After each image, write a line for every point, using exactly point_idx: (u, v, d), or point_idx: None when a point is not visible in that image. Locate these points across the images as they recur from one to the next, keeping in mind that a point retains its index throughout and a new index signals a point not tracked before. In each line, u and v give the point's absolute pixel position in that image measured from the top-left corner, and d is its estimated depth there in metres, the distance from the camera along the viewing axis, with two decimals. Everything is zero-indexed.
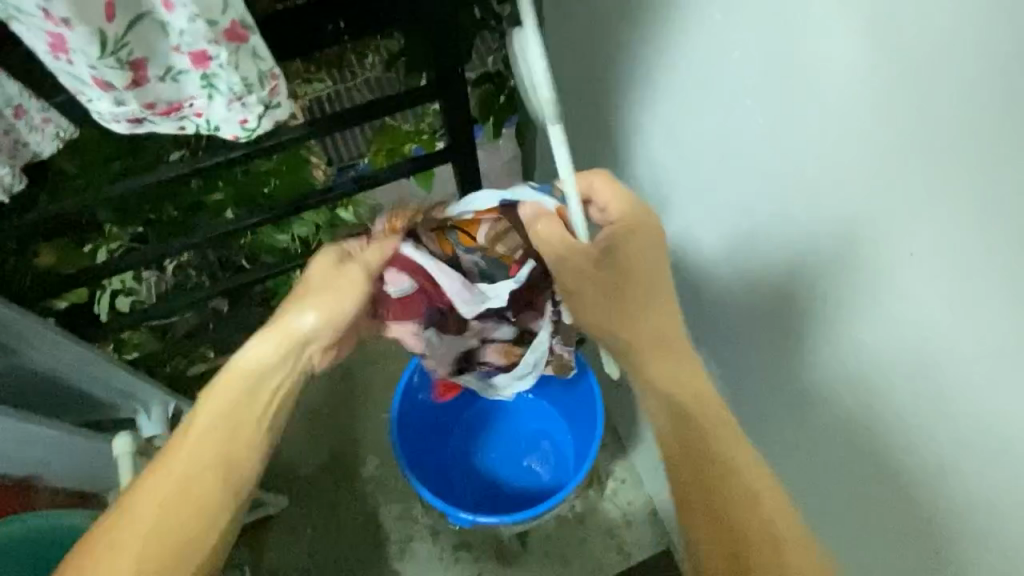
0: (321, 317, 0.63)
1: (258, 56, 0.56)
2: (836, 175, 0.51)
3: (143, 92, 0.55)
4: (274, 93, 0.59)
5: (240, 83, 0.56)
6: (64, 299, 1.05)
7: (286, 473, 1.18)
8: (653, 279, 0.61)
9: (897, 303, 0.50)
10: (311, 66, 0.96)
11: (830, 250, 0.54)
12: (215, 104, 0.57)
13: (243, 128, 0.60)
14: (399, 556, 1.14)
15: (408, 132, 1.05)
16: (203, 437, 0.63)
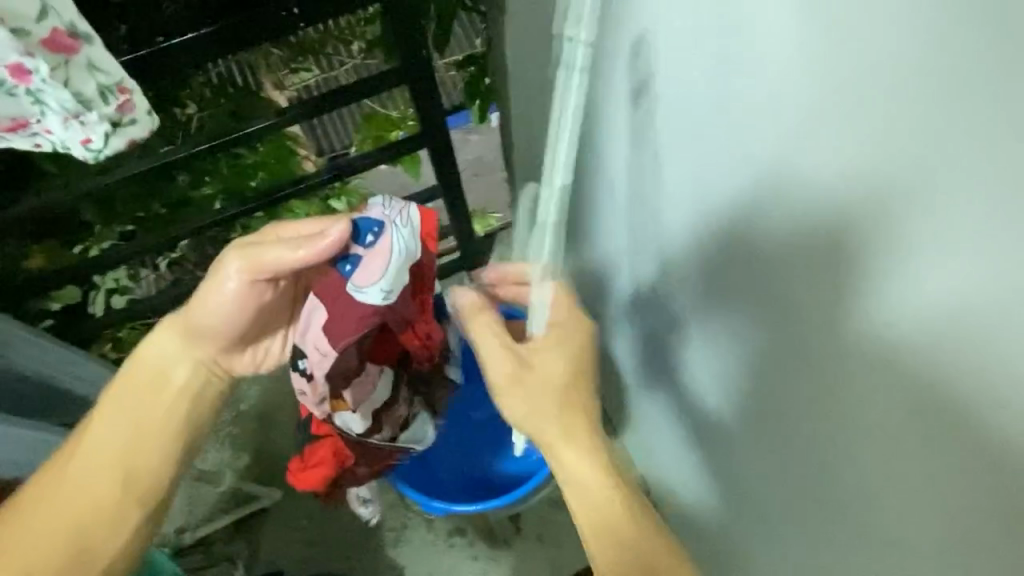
0: (232, 287, 0.65)
1: (99, 71, 0.56)
2: (821, 160, 0.47)
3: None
4: (124, 110, 0.59)
5: (73, 100, 0.55)
6: (56, 300, 1.05)
7: (279, 464, 1.19)
8: (563, 371, 0.63)
9: (877, 312, 0.47)
10: (297, 55, 0.93)
11: (816, 243, 0.51)
12: (50, 120, 0.56)
13: (88, 148, 0.58)
14: (394, 543, 1.15)
15: (394, 119, 1.03)
16: (114, 424, 0.65)
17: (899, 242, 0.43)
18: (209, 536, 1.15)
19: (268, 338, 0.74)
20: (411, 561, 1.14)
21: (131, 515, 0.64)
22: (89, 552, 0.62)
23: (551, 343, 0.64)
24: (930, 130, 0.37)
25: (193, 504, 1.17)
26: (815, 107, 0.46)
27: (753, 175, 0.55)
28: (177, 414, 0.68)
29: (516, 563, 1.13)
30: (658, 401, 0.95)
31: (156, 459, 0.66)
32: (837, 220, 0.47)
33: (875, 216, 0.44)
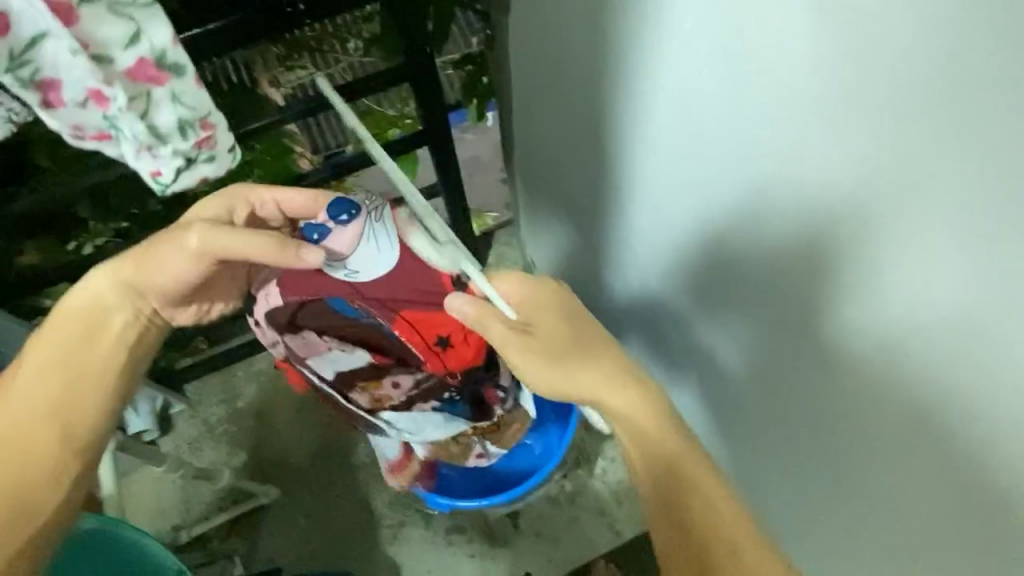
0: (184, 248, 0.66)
1: (179, 104, 0.51)
2: (838, 163, 0.52)
3: (61, 119, 0.50)
4: (200, 147, 0.55)
5: (147, 131, 0.51)
6: (51, 296, 1.05)
7: (277, 462, 1.19)
8: (563, 335, 0.66)
9: (889, 287, 0.52)
10: (292, 52, 0.91)
11: (814, 238, 0.57)
12: (124, 148, 0.53)
13: (157, 178, 0.55)
14: (391, 540, 1.15)
15: (391, 118, 1.00)
16: (43, 369, 0.65)
17: (897, 238, 0.50)
18: (207, 533, 1.14)
19: (217, 297, 0.76)
20: (408, 559, 1.14)
21: (71, 451, 0.65)
22: (32, 484, 0.63)
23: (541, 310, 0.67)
24: (949, 141, 0.43)
25: (189, 502, 1.16)
26: (834, 108, 0.50)
27: (761, 178, 0.60)
28: (117, 354, 0.69)
29: (514, 560, 1.13)
30: None
31: (97, 395, 0.67)
32: (846, 216, 0.53)
33: (882, 214, 0.50)
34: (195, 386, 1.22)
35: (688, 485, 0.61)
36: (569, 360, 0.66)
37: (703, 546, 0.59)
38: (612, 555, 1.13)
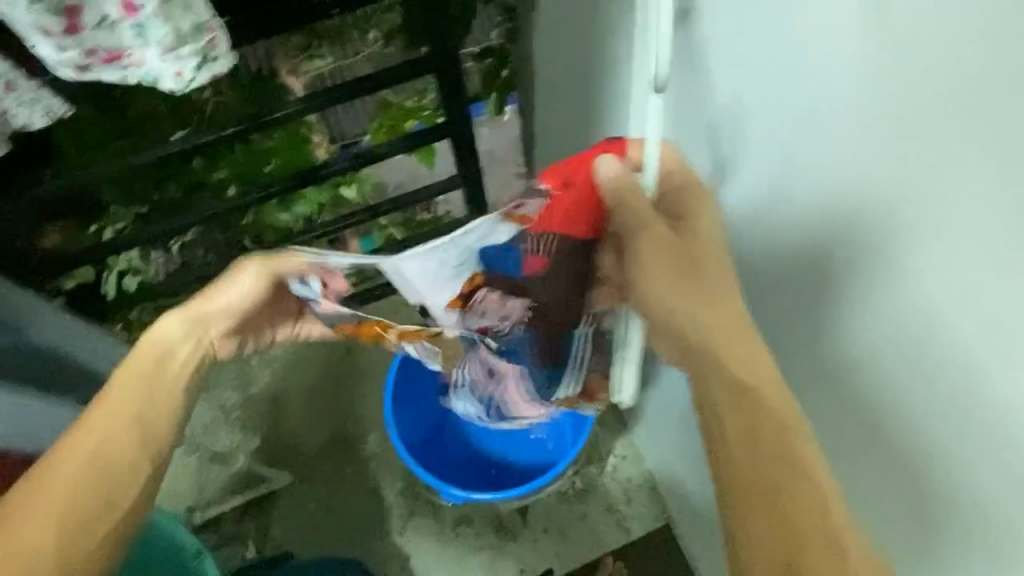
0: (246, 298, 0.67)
1: (193, 6, 0.50)
2: (854, 150, 0.50)
3: (80, 41, 0.50)
4: (215, 48, 0.52)
5: (172, 31, 0.50)
6: (71, 278, 1.07)
7: (290, 449, 1.20)
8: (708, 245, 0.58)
9: (899, 287, 0.52)
10: (312, 41, 0.92)
11: (824, 227, 0.56)
12: (148, 56, 0.51)
13: (180, 84, 0.52)
14: (401, 530, 1.16)
15: (409, 109, 1.03)
16: (114, 408, 0.62)
17: (907, 233, 0.49)
18: (219, 516, 1.16)
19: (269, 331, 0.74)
20: (417, 549, 1.15)
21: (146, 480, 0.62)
22: (100, 514, 0.59)
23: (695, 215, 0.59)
24: (964, 144, 0.42)
25: (203, 485, 1.18)
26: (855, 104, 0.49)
27: (775, 164, 0.59)
28: (182, 382, 0.66)
29: (522, 554, 1.14)
30: (675, 400, 0.95)
31: (170, 424, 0.64)
32: (857, 205, 0.52)
33: (892, 206, 0.49)
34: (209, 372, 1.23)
35: (811, 474, 0.53)
36: (711, 275, 0.58)
37: (793, 522, 0.52)
38: (621, 553, 1.14)
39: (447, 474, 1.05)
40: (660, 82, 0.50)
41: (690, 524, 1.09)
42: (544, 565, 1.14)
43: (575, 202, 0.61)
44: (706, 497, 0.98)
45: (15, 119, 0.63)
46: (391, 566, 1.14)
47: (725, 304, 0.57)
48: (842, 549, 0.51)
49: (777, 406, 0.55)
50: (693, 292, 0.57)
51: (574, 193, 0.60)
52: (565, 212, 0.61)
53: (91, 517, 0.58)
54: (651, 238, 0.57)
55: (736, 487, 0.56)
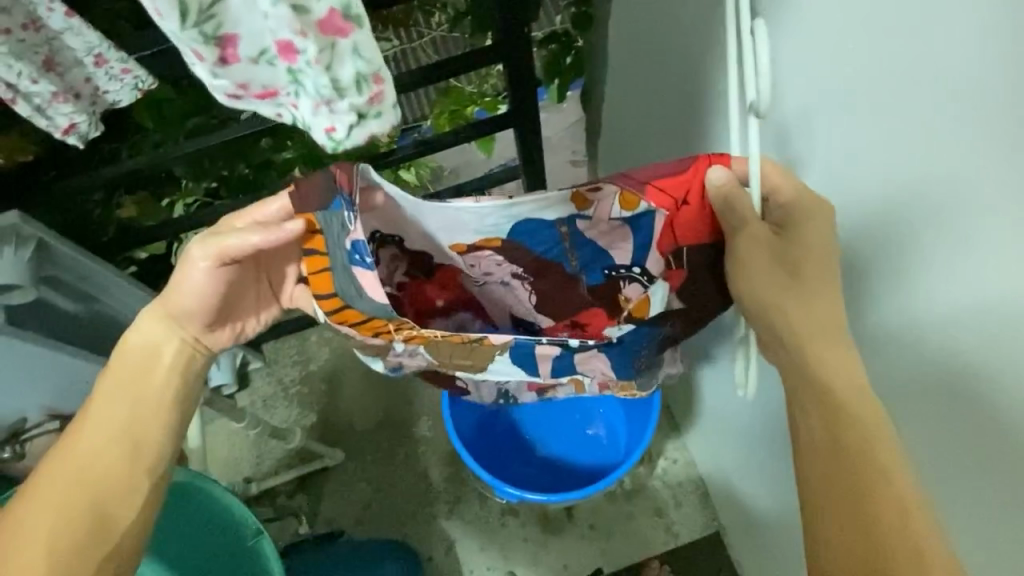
0: (206, 282, 0.65)
1: (360, 55, 0.43)
2: (919, 153, 0.49)
3: (234, 72, 0.44)
4: (372, 102, 0.45)
5: (329, 84, 0.43)
6: (144, 250, 1.11)
7: (344, 428, 1.23)
8: (818, 245, 0.57)
9: (987, 309, 0.48)
10: (379, 25, 0.92)
11: (878, 217, 0.55)
12: (302, 105, 0.45)
13: (328, 143, 0.46)
14: (447, 514, 1.17)
15: (471, 95, 1.02)
16: (100, 417, 0.62)
17: (953, 230, 0.49)
18: (274, 488, 1.20)
19: (249, 313, 0.72)
20: (463, 535, 1.16)
21: (145, 490, 0.62)
22: (97, 524, 0.59)
23: (803, 216, 0.57)
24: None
25: (261, 456, 1.22)
26: (949, 109, 0.45)
27: (832, 156, 0.57)
28: (167, 388, 0.66)
29: (567, 550, 1.14)
30: (730, 407, 0.92)
31: (160, 435, 0.64)
32: (915, 204, 0.51)
33: (949, 208, 0.48)
34: (270, 347, 1.26)
35: (880, 469, 0.53)
36: (809, 273, 0.57)
37: (867, 518, 0.52)
38: (666, 557, 1.13)
39: (503, 471, 1.06)
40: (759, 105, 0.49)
41: (739, 532, 1.07)
42: (588, 562, 1.13)
43: (694, 216, 0.62)
44: (758, 506, 0.96)
45: (108, 94, 0.66)
46: (436, 550, 1.16)
47: (823, 303, 0.57)
48: (918, 549, 0.50)
49: (857, 403, 0.55)
50: (782, 283, 0.58)
51: (692, 208, 0.61)
52: (681, 223, 0.62)
53: (90, 530, 0.58)
54: (750, 237, 0.57)
55: (807, 485, 0.56)
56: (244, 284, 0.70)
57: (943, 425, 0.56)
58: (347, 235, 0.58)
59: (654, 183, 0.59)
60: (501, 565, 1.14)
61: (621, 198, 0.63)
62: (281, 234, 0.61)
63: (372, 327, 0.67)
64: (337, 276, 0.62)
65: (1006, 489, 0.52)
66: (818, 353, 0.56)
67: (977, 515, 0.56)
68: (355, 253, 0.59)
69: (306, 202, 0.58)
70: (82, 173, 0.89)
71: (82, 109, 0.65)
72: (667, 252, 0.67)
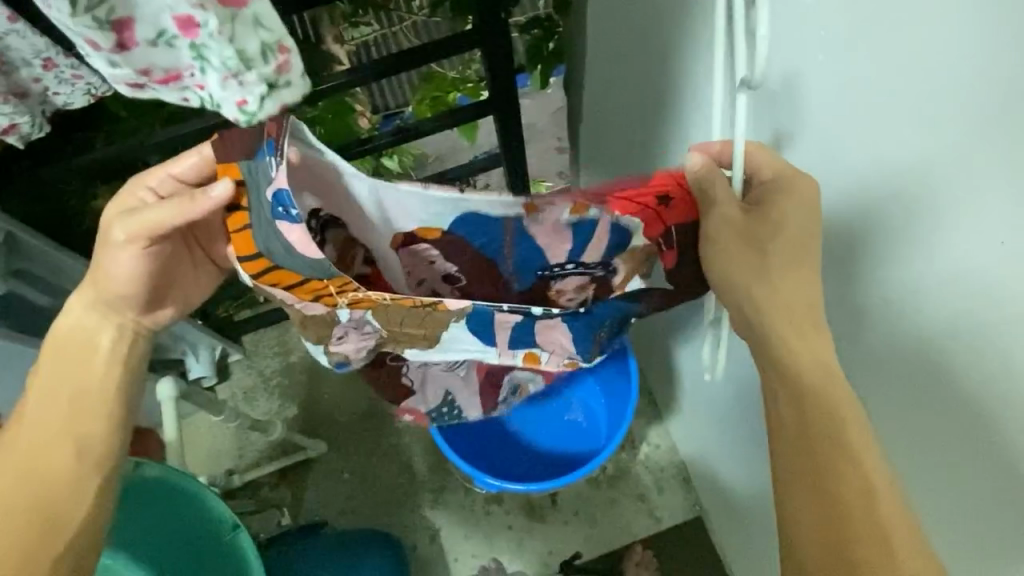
0: (134, 262, 0.63)
1: (263, 25, 0.42)
2: (892, 144, 0.49)
3: (134, 59, 0.42)
4: (283, 71, 0.44)
5: (235, 57, 0.41)
6: None
7: (327, 419, 1.22)
8: (796, 234, 0.56)
9: (954, 299, 0.49)
10: (359, 10, 0.89)
11: (854, 206, 0.56)
12: (209, 78, 0.43)
13: (243, 113, 0.44)
14: (431, 503, 1.17)
15: (453, 80, 1.01)
16: (39, 415, 0.62)
17: (921, 216, 0.50)
18: (257, 480, 1.19)
19: (179, 286, 0.71)
20: (448, 523, 1.16)
21: (94, 486, 0.61)
22: (46, 524, 0.58)
23: (774, 190, 0.57)
24: (997, 144, 0.41)
25: (242, 449, 1.21)
26: (925, 104, 0.45)
27: (810, 147, 0.58)
28: (111, 378, 0.65)
29: (550, 536, 1.15)
30: (712, 393, 0.93)
31: (104, 428, 0.63)
32: (888, 190, 0.51)
33: (921, 194, 0.49)
34: (251, 339, 1.25)
35: (847, 459, 0.53)
36: (788, 259, 0.56)
37: (836, 506, 0.52)
38: (649, 542, 1.14)
39: (485, 461, 1.06)
40: (750, 78, 0.50)
41: (720, 515, 1.08)
42: (570, 547, 1.14)
43: (682, 212, 0.62)
44: (738, 489, 0.97)
45: (58, 97, 0.64)
46: (420, 539, 1.16)
47: (802, 292, 0.57)
48: (885, 535, 0.51)
49: (831, 392, 0.55)
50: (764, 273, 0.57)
51: (680, 205, 0.61)
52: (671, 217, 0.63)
53: (38, 530, 0.57)
54: (731, 219, 0.58)
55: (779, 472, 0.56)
56: (172, 258, 0.68)
57: (918, 411, 0.57)
58: (268, 185, 0.56)
59: (615, 194, 0.63)
60: (485, 552, 1.15)
61: (573, 206, 0.67)
62: (207, 202, 0.58)
63: (312, 289, 0.66)
64: (258, 233, 0.60)
65: (977, 473, 0.52)
66: (796, 343, 0.56)
67: (950, 499, 0.57)
68: (277, 205, 0.57)
69: (228, 153, 0.56)
70: (53, 164, 0.86)
71: (26, 111, 0.63)
72: (658, 236, 0.65)
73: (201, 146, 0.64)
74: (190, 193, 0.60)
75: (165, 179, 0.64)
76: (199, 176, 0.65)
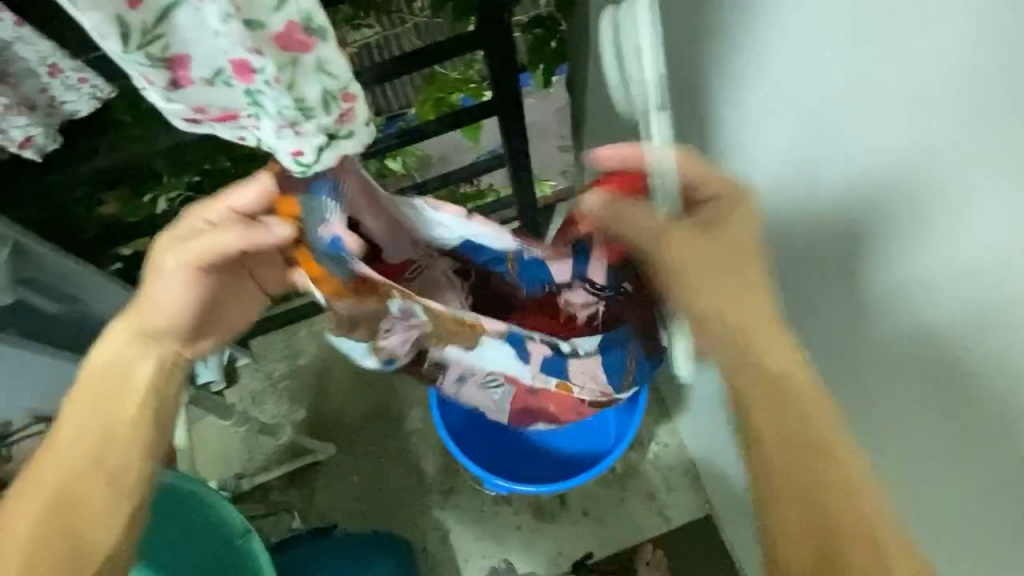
0: (183, 293, 0.62)
1: (326, 73, 0.42)
2: (896, 140, 0.48)
3: (190, 96, 0.44)
4: (343, 119, 0.46)
5: (295, 105, 0.43)
6: (128, 248, 1.08)
7: (335, 421, 1.22)
8: None
9: (966, 297, 0.48)
10: (361, 11, 0.88)
11: (854, 204, 0.56)
12: (265, 123, 0.45)
13: (298, 154, 0.47)
14: (440, 505, 1.17)
15: (456, 81, 1.00)
16: (73, 444, 0.62)
17: (925, 212, 0.49)
18: (266, 484, 1.19)
19: (223, 313, 0.68)
20: (457, 524, 1.16)
21: (124, 517, 0.62)
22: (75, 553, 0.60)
23: (727, 216, 0.57)
24: (992, 139, 0.42)
25: (252, 453, 1.21)
26: (929, 98, 0.44)
27: (813, 142, 0.57)
28: (144, 412, 0.63)
29: (559, 537, 1.15)
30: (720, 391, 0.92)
31: (136, 462, 0.63)
32: (893, 184, 0.51)
33: (920, 191, 0.49)
34: (258, 342, 1.25)
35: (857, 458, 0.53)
36: None
37: None
38: (660, 540, 1.14)
39: (492, 464, 1.06)
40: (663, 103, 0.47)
41: (729, 513, 1.08)
42: (580, 547, 1.14)
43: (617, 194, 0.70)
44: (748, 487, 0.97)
45: (65, 103, 0.65)
46: (430, 540, 1.16)
47: None
48: None
49: None
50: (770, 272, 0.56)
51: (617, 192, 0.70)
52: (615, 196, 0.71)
53: (66, 567, 0.60)
54: (684, 254, 0.58)
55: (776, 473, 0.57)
56: (222, 286, 0.66)
57: (921, 405, 0.57)
58: (324, 222, 0.62)
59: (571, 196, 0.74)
60: (495, 554, 1.15)
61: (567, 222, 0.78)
62: (265, 236, 0.60)
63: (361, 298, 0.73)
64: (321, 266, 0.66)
65: (993, 470, 0.52)
66: None
67: (965, 495, 0.57)
68: (332, 240, 0.63)
69: (288, 187, 0.60)
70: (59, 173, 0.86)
71: (36, 120, 0.64)
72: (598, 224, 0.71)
73: (262, 175, 0.60)
74: (247, 223, 0.60)
75: (221, 208, 0.60)
76: (259, 207, 0.61)
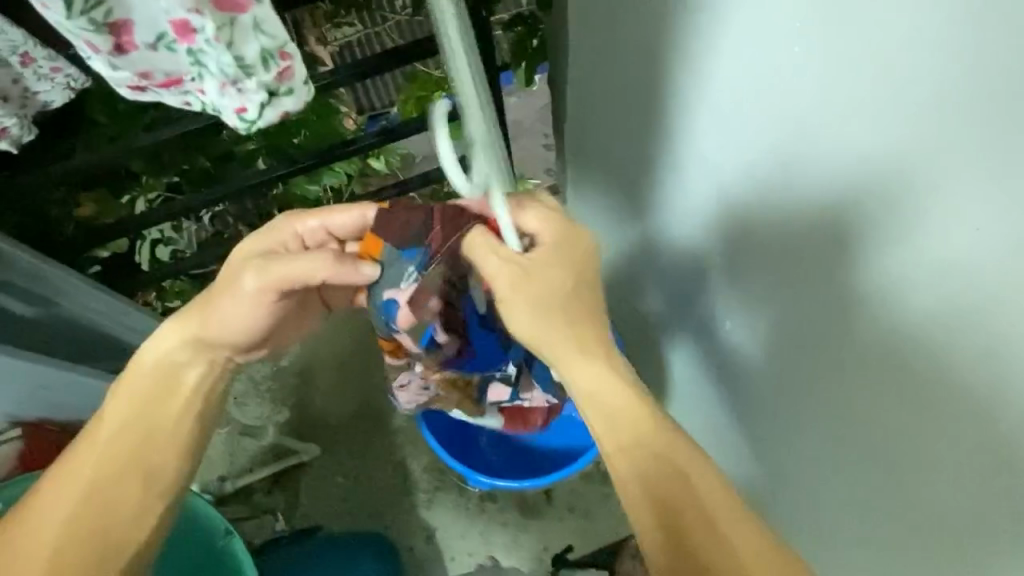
0: (253, 305, 0.64)
1: (261, 33, 0.49)
2: (879, 134, 0.48)
3: (134, 61, 0.52)
4: (282, 77, 0.53)
5: (233, 64, 0.49)
6: (106, 248, 1.06)
7: (319, 422, 1.22)
8: None
9: (934, 300, 0.48)
10: (341, 10, 0.88)
11: (836, 197, 0.54)
12: (208, 83, 0.52)
13: (242, 116, 0.54)
14: (425, 505, 1.17)
15: (437, 79, 0.99)
16: (112, 439, 0.62)
17: (902, 214, 0.48)
18: (249, 486, 1.18)
19: (281, 333, 0.71)
20: (442, 523, 1.16)
21: (158, 513, 0.62)
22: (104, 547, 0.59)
23: (552, 252, 0.62)
24: (995, 126, 0.39)
25: (234, 455, 1.20)
26: (909, 86, 0.45)
27: (796, 136, 0.57)
28: (189, 416, 0.65)
29: (544, 534, 1.15)
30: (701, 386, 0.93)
31: (173, 463, 0.64)
32: (874, 183, 0.50)
33: (909, 183, 0.47)
34: None
35: None
36: None
37: None
38: None
39: (474, 461, 1.05)
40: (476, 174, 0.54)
41: None
42: (564, 544, 1.14)
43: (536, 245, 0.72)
44: None
45: (38, 95, 0.64)
46: (416, 540, 1.16)
47: None
48: None
49: None
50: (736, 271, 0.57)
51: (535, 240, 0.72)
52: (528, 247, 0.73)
53: (97, 560, 0.59)
54: (519, 282, 0.62)
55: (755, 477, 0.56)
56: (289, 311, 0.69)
57: (895, 415, 0.54)
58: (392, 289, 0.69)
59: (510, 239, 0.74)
60: (481, 551, 1.15)
61: None
62: (360, 273, 0.66)
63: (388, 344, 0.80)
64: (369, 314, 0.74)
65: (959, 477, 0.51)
66: None
67: None
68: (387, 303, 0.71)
69: (384, 233, 0.67)
70: (33, 171, 0.85)
71: (10, 112, 0.63)
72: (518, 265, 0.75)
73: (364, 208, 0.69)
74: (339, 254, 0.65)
75: (315, 228, 0.68)
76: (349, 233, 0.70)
